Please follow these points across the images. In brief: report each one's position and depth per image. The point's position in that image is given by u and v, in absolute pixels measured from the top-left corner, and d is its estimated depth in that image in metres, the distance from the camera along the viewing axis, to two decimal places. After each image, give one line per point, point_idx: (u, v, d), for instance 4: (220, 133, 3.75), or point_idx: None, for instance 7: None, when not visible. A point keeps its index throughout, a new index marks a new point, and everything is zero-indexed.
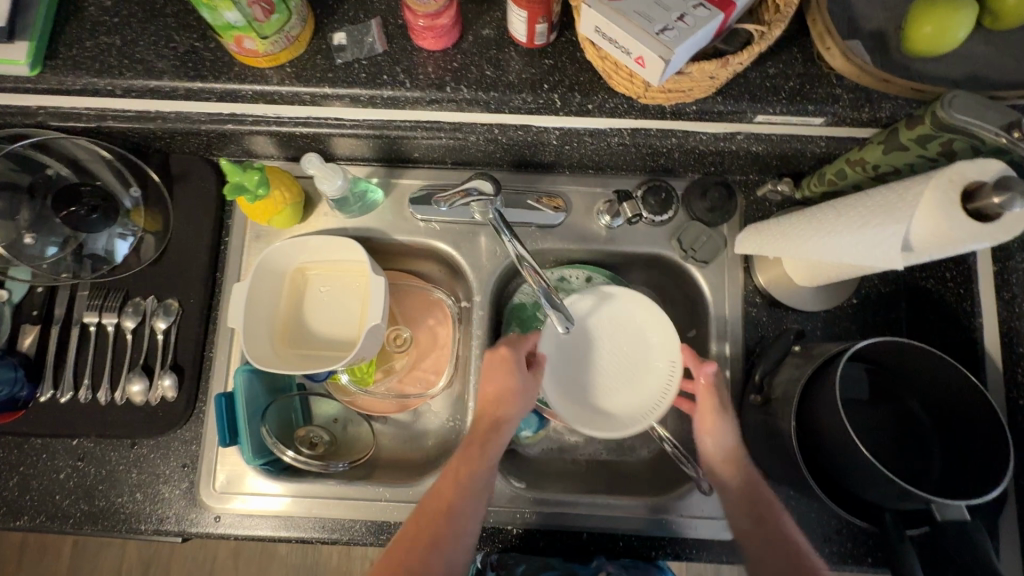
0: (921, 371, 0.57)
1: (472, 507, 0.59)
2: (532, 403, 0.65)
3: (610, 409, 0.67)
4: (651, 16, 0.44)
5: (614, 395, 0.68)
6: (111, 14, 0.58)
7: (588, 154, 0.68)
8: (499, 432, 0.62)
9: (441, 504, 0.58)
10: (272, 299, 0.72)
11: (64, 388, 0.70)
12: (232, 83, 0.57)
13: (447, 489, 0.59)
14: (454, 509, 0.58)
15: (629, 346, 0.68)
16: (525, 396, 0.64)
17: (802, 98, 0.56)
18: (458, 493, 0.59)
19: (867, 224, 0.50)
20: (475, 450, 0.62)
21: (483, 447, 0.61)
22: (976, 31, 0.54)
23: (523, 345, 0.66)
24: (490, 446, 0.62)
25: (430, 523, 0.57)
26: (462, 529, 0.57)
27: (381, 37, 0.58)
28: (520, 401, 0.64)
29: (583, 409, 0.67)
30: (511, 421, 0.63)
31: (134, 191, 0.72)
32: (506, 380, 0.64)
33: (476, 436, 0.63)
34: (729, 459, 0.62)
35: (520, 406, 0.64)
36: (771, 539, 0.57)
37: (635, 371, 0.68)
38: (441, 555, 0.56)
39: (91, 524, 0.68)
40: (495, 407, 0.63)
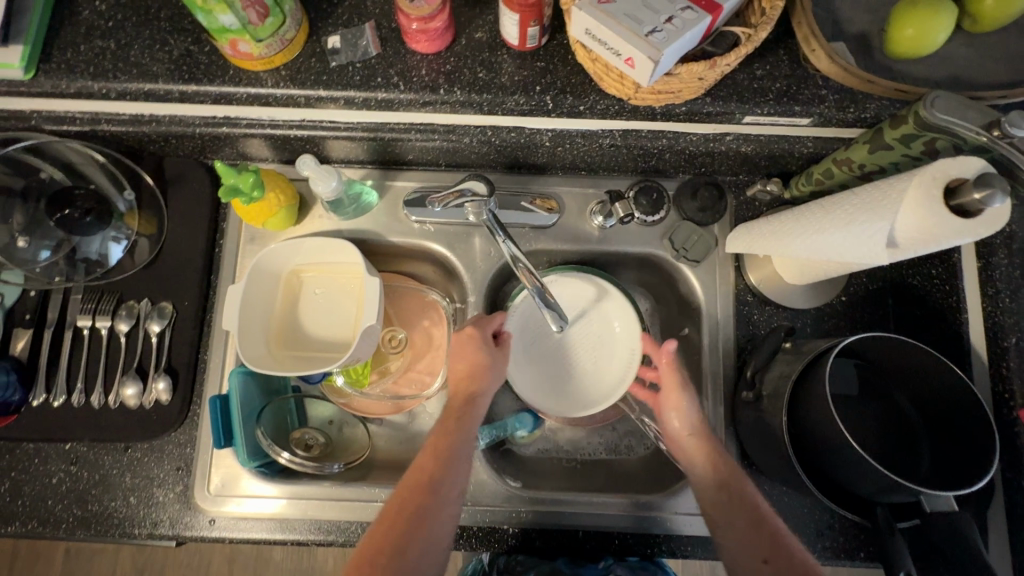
0: (909, 366, 0.58)
1: (455, 475, 0.58)
2: (501, 377, 0.67)
3: (558, 388, 0.74)
4: (639, 18, 0.44)
5: (564, 377, 0.74)
6: (106, 18, 0.59)
7: (580, 155, 0.69)
8: (474, 406, 0.63)
9: (422, 477, 0.58)
10: (266, 301, 0.72)
11: (57, 392, 0.69)
12: (227, 85, 0.58)
13: (429, 461, 0.59)
14: (436, 480, 0.58)
15: (601, 339, 0.75)
16: (494, 371, 0.66)
17: (789, 99, 0.58)
18: (440, 464, 0.59)
19: (854, 220, 0.51)
20: (451, 423, 0.62)
21: (461, 420, 0.62)
22: (957, 34, 0.56)
23: (490, 324, 0.68)
24: (468, 419, 0.62)
25: (414, 495, 0.57)
26: (446, 498, 0.57)
27: (375, 41, 0.58)
28: (490, 376, 0.65)
29: (530, 376, 0.74)
30: (484, 394, 0.65)
31: (127, 195, 0.72)
32: (478, 356, 0.65)
33: (450, 410, 0.63)
34: (692, 433, 0.62)
35: (491, 380, 0.65)
36: (733, 509, 0.57)
37: (598, 362, 0.74)
38: (425, 527, 0.56)
39: (84, 528, 0.67)
40: (468, 383, 0.65)
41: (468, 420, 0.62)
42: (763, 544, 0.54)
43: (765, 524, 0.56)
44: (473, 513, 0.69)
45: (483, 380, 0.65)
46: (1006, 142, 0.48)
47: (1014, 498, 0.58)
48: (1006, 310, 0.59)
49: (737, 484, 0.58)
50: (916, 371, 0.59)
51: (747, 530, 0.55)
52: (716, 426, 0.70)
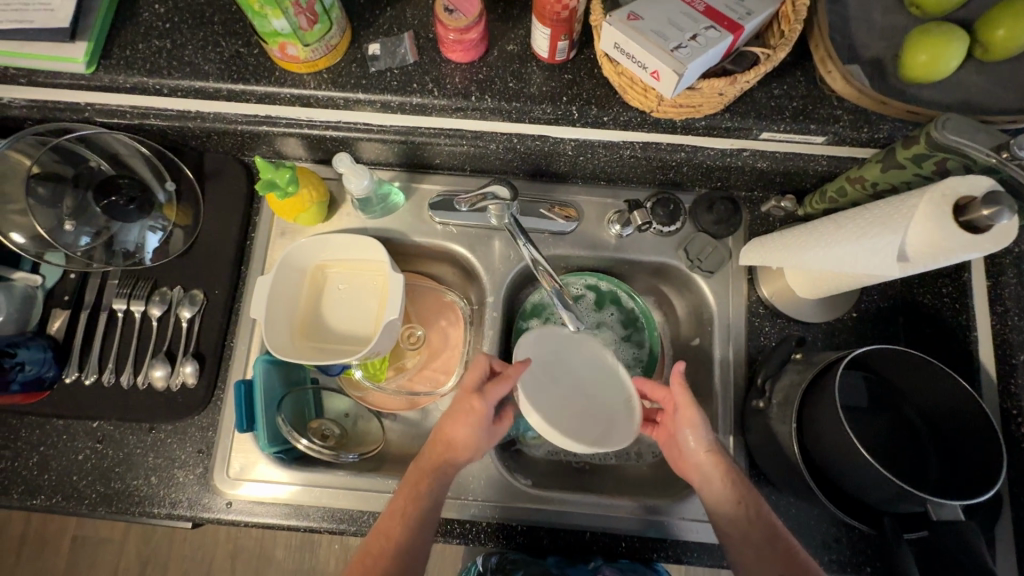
0: (917, 379, 0.60)
1: (422, 542, 0.60)
2: (488, 445, 0.64)
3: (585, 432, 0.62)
4: (666, 35, 0.47)
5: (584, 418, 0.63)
6: (164, 20, 0.63)
7: (601, 165, 0.72)
8: (447, 475, 0.63)
9: (388, 543, 0.59)
10: (293, 294, 0.75)
11: (88, 371, 0.72)
12: (272, 86, 0.62)
13: (397, 526, 0.60)
14: (405, 548, 0.59)
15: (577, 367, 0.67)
16: (479, 441, 0.63)
17: (805, 117, 0.60)
18: (407, 530, 0.60)
19: (867, 234, 0.53)
20: (421, 493, 0.62)
21: (432, 485, 0.62)
22: (968, 61, 0.58)
23: (493, 392, 0.62)
24: (438, 486, 0.62)
25: (379, 562, 0.58)
26: (414, 562, 0.59)
27: (413, 49, 0.62)
28: (472, 447, 0.63)
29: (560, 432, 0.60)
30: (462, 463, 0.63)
31: (168, 186, 0.76)
32: (467, 425, 0.62)
33: (421, 476, 0.63)
34: (706, 453, 0.62)
35: (473, 448, 0.63)
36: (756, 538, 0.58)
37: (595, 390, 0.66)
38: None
39: (106, 505, 0.70)
40: (447, 450, 0.63)
41: (439, 491, 0.62)
42: (773, 558, 0.57)
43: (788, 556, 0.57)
44: (482, 508, 0.70)
45: (464, 448, 0.63)
46: (1015, 164, 0.50)
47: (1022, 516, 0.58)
48: (1015, 328, 0.61)
49: (760, 515, 0.59)
50: (925, 387, 0.60)
51: (770, 557, 0.57)
52: (725, 434, 0.71)
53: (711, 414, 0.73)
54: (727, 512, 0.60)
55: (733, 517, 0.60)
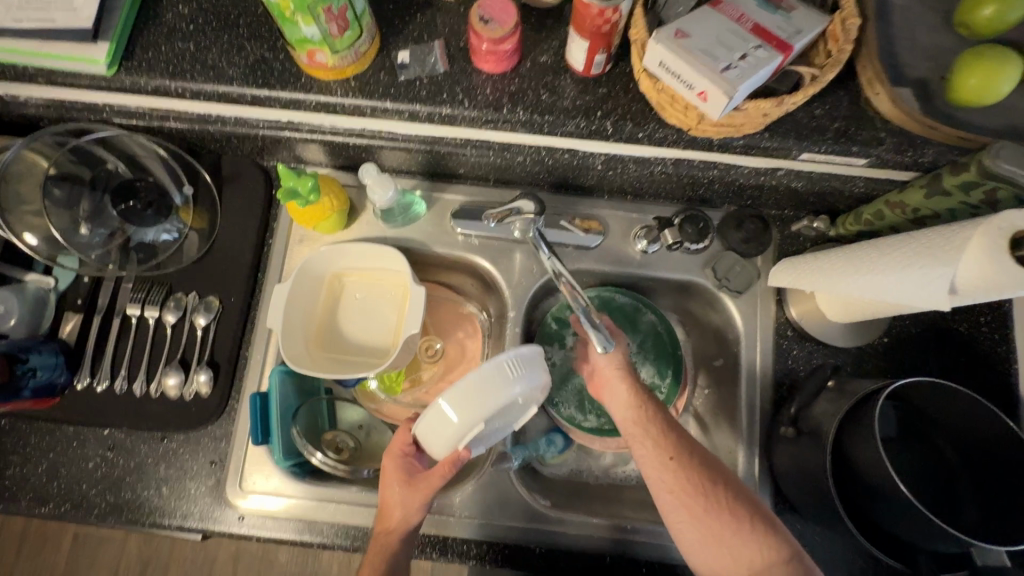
0: (956, 412, 0.58)
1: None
2: (426, 504, 0.59)
3: (520, 403, 0.57)
4: (715, 55, 0.45)
5: (517, 413, 0.59)
6: (187, 22, 0.61)
7: (630, 180, 0.70)
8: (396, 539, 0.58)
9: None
10: (309, 302, 0.74)
11: (100, 378, 0.71)
12: (297, 93, 0.60)
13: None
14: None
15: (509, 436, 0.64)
16: (412, 502, 0.58)
17: (847, 139, 0.58)
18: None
19: (913, 264, 0.51)
20: (379, 560, 0.57)
21: (378, 560, 0.57)
22: (1020, 86, 0.56)
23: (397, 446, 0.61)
24: (383, 559, 0.57)
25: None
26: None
27: (443, 58, 0.60)
28: (411, 510, 0.58)
29: (490, 413, 0.54)
30: (403, 529, 0.58)
31: (185, 190, 0.74)
32: (393, 494, 0.59)
33: (375, 544, 0.58)
34: (630, 409, 0.61)
35: (410, 512, 0.58)
36: (737, 514, 0.54)
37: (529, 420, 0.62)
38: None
39: (115, 515, 0.68)
40: (386, 517, 0.59)
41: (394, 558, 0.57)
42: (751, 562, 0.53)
43: (767, 523, 0.54)
44: (500, 529, 0.69)
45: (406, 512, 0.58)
46: None
47: None
48: None
49: (711, 484, 0.55)
50: (964, 422, 0.58)
51: (744, 531, 0.53)
52: (749, 460, 0.69)
53: (735, 438, 0.71)
54: (676, 485, 0.56)
55: (672, 482, 0.56)
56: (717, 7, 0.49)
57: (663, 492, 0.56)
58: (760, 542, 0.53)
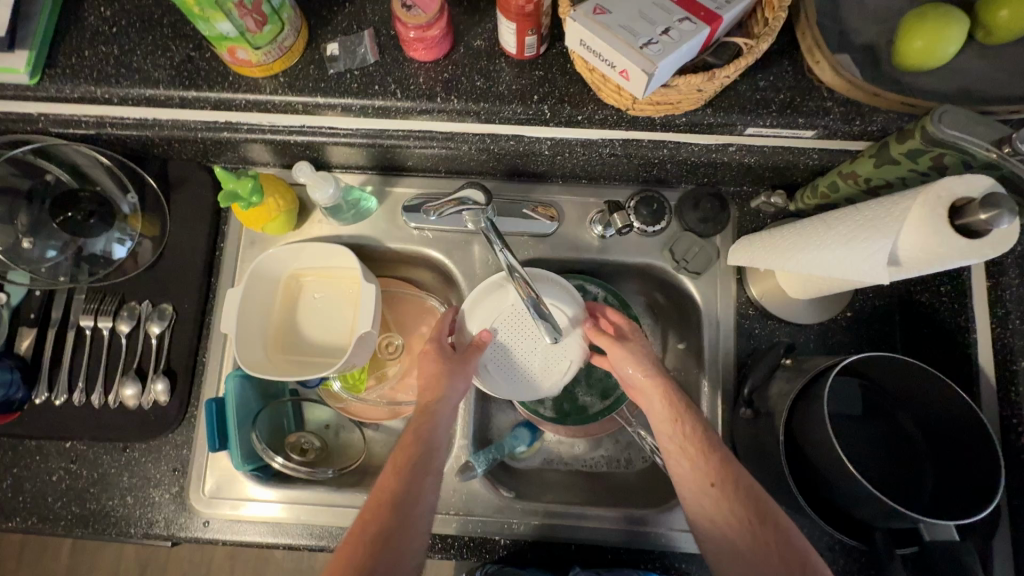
0: (916, 386, 0.56)
1: (421, 489, 0.56)
2: (465, 382, 0.64)
3: (552, 320, 0.68)
4: (635, 30, 0.44)
5: (547, 336, 0.69)
6: (110, 24, 0.59)
7: (580, 164, 0.68)
8: (433, 416, 0.61)
9: (386, 495, 0.54)
10: (265, 305, 0.73)
11: (58, 391, 0.70)
12: (226, 92, 0.58)
13: (390, 478, 0.56)
14: (400, 494, 0.54)
15: (533, 376, 0.69)
16: (455, 375, 0.63)
17: (792, 111, 0.56)
18: (403, 477, 0.56)
19: (856, 238, 0.49)
20: (409, 448, 0.58)
21: (419, 428, 0.60)
22: (968, 45, 0.54)
23: (444, 331, 0.68)
24: (425, 424, 0.60)
25: (379, 511, 0.53)
26: (414, 514, 0.54)
27: (373, 48, 0.58)
28: (452, 383, 0.63)
29: (523, 299, 0.68)
30: (444, 399, 0.62)
31: (131, 197, 0.73)
32: (438, 367, 0.64)
33: (404, 436, 0.59)
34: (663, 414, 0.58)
35: (451, 386, 0.63)
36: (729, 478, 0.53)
37: (557, 367, 0.69)
38: (396, 545, 0.52)
39: (82, 526, 0.68)
40: (422, 393, 0.63)
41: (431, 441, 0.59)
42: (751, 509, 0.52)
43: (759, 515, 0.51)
44: (465, 523, 0.69)
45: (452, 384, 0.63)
46: (1017, 159, 0.46)
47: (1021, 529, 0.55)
48: (1016, 332, 0.57)
49: (714, 448, 0.55)
50: (922, 396, 0.57)
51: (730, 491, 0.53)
52: None
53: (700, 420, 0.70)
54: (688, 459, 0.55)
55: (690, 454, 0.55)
56: None
57: (679, 466, 0.55)
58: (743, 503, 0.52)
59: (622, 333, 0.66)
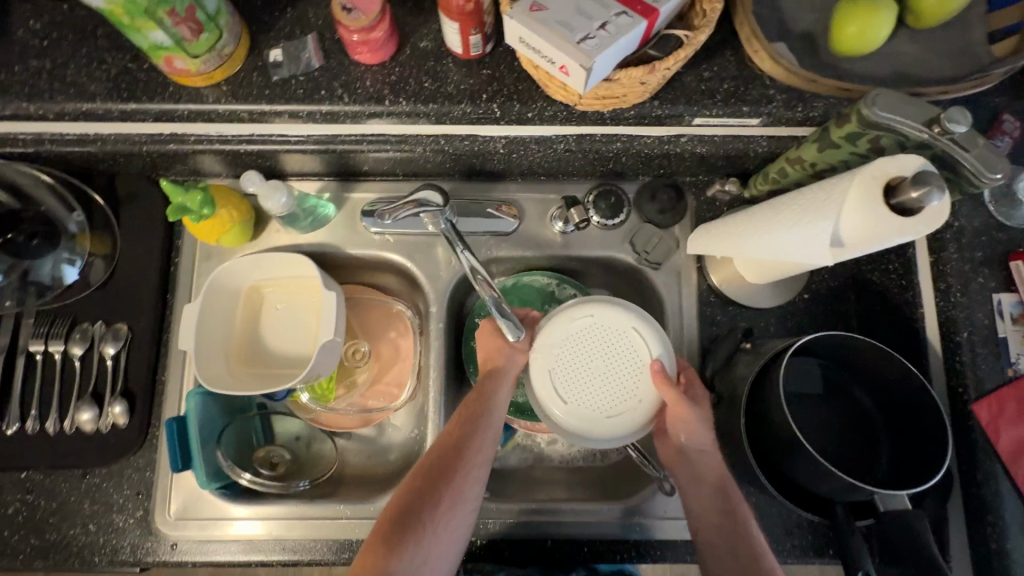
0: (871, 363, 0.58)
1: (477, 446, 0.59)
2: (526, 356, 0.64)
3: (630, 350, 0.61)
4: (572, 25, 0.44)
5: (617, 365, 0.61)
6: (40, 37, 0.57)
7: (537, 161, 0.69)
8: (495, 383, 0.62)
9: (443, 447, 0.59)
10: (225, 320, 0.71)
11: (10, 420, 0.68)
12: (167, 103, 0.57)
13: (448, 439, 0.59)
14: (460, 446, 0.59)
15: (589, 404, 0.60)
16: (520, 351, 0.63)
17: (736, 100, 0.57)
18: (464, 429, 0.59)
19: (802, 221, 0.50)
20: (470, 411, 0.61)
21: (484, 391, 0.62)
22: (900, 30, 0.56)
23: (501, 319, 0.66)
24: (488, 392, 0.62)
25: (438, 455, 0.58)
26: (469, 466, 0.58)
27: (318, 53, 0.57)
28: (517, 356, 0.63)
29: (604, 320, 0.62)
30: (507, 371, 0.63)
31: (77, 216, 0.70)
32: (496, 344, 0.64)
33: (470, 397, 0.62)
34: (699, 448, 0.59)
35: (515, 361, 0.63)
36: (700, 475, 0.59)
37: (621, 405, 0.60)
38: (448, 488, 0.57)
39: (43, 558, 0.66)
40: (488, 362, 0.64)
41: (491, 406, 0.61)
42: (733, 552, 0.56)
43: (727, 496, 0.58)
44: None
45: (514, 357, 0.63)
46: (947, 138, 0.48)
47: (972, 494, 0.57)
48: (959, 304, 0.59)
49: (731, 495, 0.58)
50: (876, 371, 0.58)
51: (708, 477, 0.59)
52: None
53: None
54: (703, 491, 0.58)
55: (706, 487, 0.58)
56: None
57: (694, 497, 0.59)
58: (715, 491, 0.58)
59: (690, 390, 0.60)
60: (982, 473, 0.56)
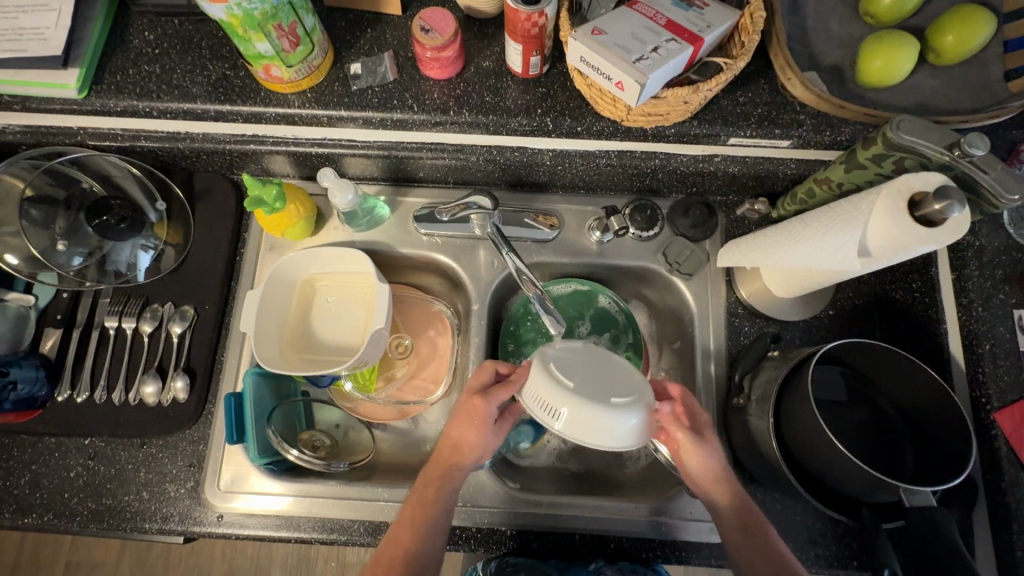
0: (894, 372, 0.62)
1: (428, 552, 0.60)
2: (494, 448, 0.63)
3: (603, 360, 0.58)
4: (628, 48, 0.50)
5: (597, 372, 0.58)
6: (153, 46, 0.66)
7: (579, 175, 0.74)
8: (453, 478, 0.62)
9: (399, 552, 0.60)
10: (282, 307, 0.76)
11: (80, 389, 0.73)
12: (258, 106, 0.64)
13: (402, 542, 0.60)
14: (413, 554, 0.59)
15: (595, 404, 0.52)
16: (487, 445, 0.62)
17: (769, 123, 0.63)
18: (416, 538, 0.60)
19: (832, 232, 0.55)
20: (424, 512, 0.61)
21: (437, 492, 0.62)
22: (922, 66, 0.61)
23: (497, 396, 0.60)
24: (444, 489, 0.62)
25: (391, 570, 0.59)
26: (422, 572, 0.59)
27: (392, 67, 0.65)
28: (480, 451, 0.62)
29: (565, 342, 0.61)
30: (468, 467, 0.62)
31: (158, 206, 0.78)
32: (472, 429, 0.61)
33: (422, 495, 0.62)
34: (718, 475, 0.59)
35: (481, 453, 0.62)
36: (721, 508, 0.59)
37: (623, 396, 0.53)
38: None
39: (97, 521, 0.70)
40: (456, 455, 0.62)
41: (445, 504, 0.62)
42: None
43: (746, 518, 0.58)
44: (472, 514, 0.71)
45: (483, 449, 0.62)
46: (967, 160, 0.52)
47: (997, 502, 0.59)
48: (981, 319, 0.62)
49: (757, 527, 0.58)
50: (896, 378, 0.62)
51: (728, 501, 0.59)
52: None
53: None
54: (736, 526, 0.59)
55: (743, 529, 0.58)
56: (634, 6, 0.53)
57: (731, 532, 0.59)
58: (728, 500, 0.59)
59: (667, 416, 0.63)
60: (1006, 482, 0.58)
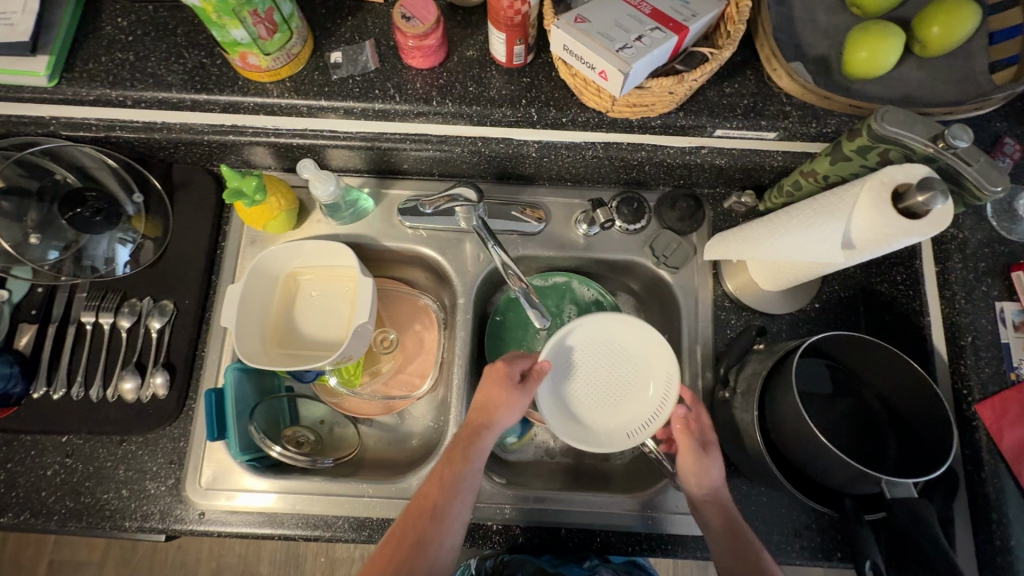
0: (878, 363, 0.61)
1: (457, 507, 0.59)
2: (519, 413, 0.65)
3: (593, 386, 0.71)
4: (612, 36, 0.49)
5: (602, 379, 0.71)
6: (127, 33, 0.64)
7: (565, 167, 0.74)
8: (483, 437, 0.63)
9: (427, 506, 0.59)
10: (264, 301, 0.75)
11: (57, 386, 0.72)
12: (235, 95, 0.63)
13: (431, 496, 0.60)
14: (442, 507, 0.59)
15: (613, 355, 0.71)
16: (514, 406, 0.64)
17: (755, 115, 0.62)
18: (445, 493, 0.60)
19: (816, 223, 0.54)
20: (454, 469, 0.61)
21: (467, 449, 0.62)
22: (908, 57, 0.61)
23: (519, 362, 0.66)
24: (475, 446, 0.62)
25: (419, 522, 0.58)
26: (448, 529, 0.58)
27: (374, 56, 0.63)
28: (507, 413, 0.64)
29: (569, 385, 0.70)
30: (497, 427, 0.64)
31: (136, 197, 0.76)
32: (500, 391, 0.64)
33: (452, 453, 0.62)
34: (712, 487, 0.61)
35: (505, 417, 0.64)
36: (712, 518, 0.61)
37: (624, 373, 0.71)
38: (428, 553, 0.57)
39: (76, 520, 0.68)
40: (484, 414, 0.64)
41: (475, 463, 0.62)
42: None
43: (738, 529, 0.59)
44: None
45: (507, 410, 0.64)
46: (951, 152, 0.52)
47: (977, 493, 0.60)
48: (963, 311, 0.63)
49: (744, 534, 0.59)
50: (880, 369, 0.62)
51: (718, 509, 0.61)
52: None
53: None
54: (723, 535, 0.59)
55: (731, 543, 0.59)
56: None
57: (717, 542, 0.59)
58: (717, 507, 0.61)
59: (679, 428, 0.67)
60: (987, 472, 0.59)
